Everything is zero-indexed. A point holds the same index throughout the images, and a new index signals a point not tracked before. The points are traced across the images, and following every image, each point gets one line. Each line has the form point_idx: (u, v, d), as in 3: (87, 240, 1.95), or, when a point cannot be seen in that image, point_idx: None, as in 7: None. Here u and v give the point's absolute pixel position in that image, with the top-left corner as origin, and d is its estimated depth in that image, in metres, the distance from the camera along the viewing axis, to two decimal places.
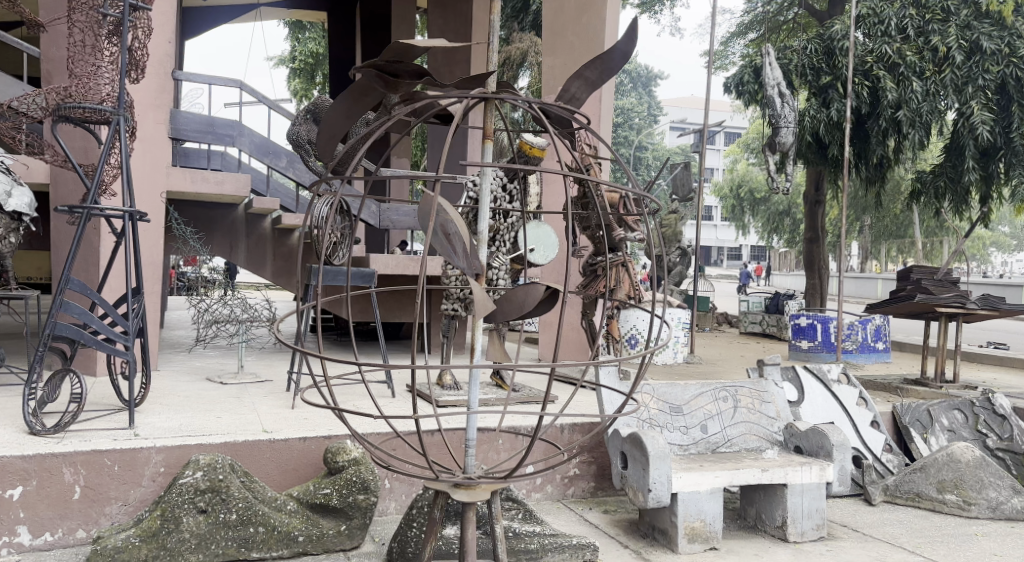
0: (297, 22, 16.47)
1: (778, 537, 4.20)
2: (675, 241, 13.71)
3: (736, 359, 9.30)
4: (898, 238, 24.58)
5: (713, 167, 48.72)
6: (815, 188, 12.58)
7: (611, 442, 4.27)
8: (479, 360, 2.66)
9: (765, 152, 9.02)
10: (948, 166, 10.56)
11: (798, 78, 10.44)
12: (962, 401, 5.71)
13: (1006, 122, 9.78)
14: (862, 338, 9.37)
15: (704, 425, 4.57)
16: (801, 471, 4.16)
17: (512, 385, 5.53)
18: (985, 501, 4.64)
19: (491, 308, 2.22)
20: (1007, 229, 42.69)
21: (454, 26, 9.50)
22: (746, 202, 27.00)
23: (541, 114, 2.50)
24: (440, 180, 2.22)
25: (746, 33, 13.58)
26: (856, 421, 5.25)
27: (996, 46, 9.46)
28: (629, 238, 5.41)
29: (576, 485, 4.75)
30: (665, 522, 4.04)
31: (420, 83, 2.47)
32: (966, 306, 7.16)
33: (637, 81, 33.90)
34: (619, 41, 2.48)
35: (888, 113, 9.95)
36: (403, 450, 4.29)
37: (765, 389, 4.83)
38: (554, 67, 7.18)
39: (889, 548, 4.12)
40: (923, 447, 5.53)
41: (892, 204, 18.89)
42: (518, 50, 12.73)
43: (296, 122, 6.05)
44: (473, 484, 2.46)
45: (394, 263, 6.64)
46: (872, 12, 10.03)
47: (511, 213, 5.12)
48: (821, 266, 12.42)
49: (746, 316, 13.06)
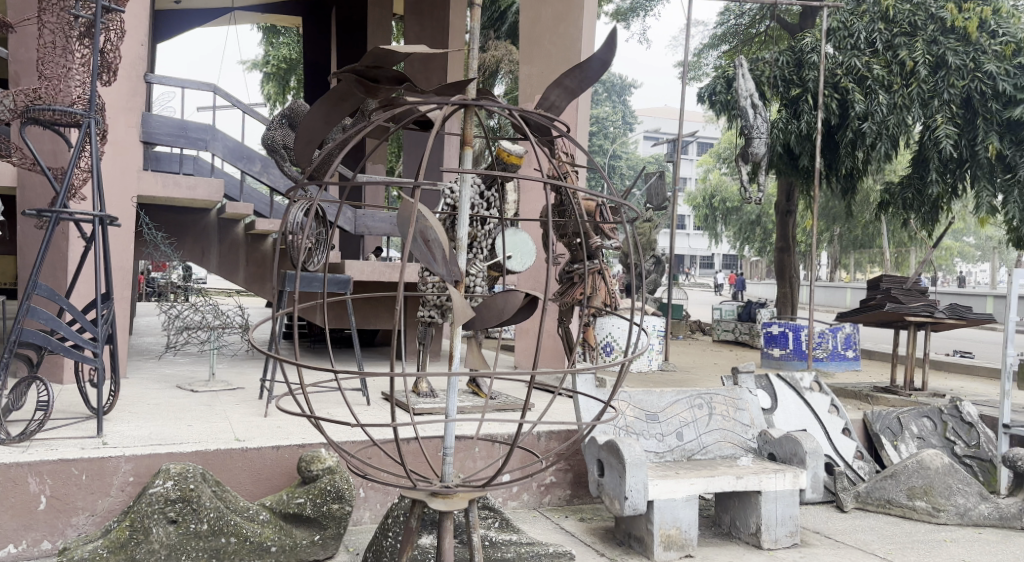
0: (270, 27, 16.48)
1: (752, 544, 4.23)
2: (649, 249, 13.80)
3: (709, 367, 9.41)
4: (868, 248, 24.97)
5: (685, 177, 49.26)
6: (786, 199, 12.72)
7: (589, 450, 4.25)
8: (458, 368, 2.60)
9: (738, 162, 9.09)
10: (915, 178, 10.70)
11: (770, 89, 10.59)
12: (930, 409, 5.80)
13: (972, 136, 9.93)
14: (833, 346, 9.50)
15: (679, 433, 4.60)
16: (775, 478, 4.20)
17: (489, 393, 5.53)
18: (953, 507, 4.73)
19: (470, 315, 2.21)
20: (972, 242, 43.57)
21: (430, 32, 9.51)
22: (719, 212, 27.29)
23: (521, 122, 2.49)
24: (420, 186, 2.20)
25: (718, 45, 13.72)
26: (828, 429, 5.31)
27: (961, 61, 9.67)
28: (605, 245, 5.41)
29: (553, 493, 4.74)
30: (640, 528, 4.05)
31: (400, 90, 2.43)
32: (933, 315, 7.25)
33: (613, 90, 34.20)
34: (598, 50, 2.49)
35: (855, 125, 10.12)
36: (379, 459, 4.32)
37: (739, 396, 4.87)
38: (532, 75, 7.17)
39: (862, 554, 4.17)
40: (893, 454, 5.58)
41: (861, 213, 19.27)
42: (494, 57, 12.84)
43: (272, 127, 6.00)
44: (451, 492, 2.43)
45: (369, 269, 6.58)
46: (842, 25, 10.25)
47: (489, 220, 5.12)
48: (792, 275, 12.56)
49: (718, 324, 13.19)
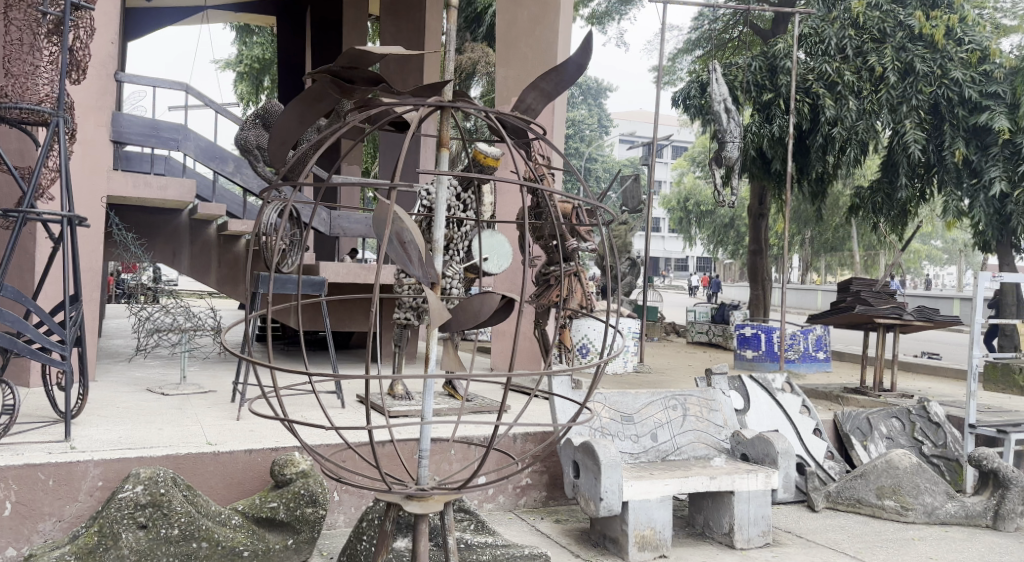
0: (244, 27, 16.35)
1: (725, 544, 4.27)
2: (625, 251, 13.83)
3: (683, 368, 9.48)
4: (839, 251, 25.33)
5: (661, 180, 49.63)
6: (759, 202, 12.84)
7: (564, 452, 4.26)
8: (434, 371, 2.58)
9: (711, 166, 9.16)
10: (884, 183, 10.94)
11: (743, 93, 10.69)
12: (899, 409, 5.90)
13: (939, 141, 10.20)
14: (804, 347, 9.63)
15: (654, 434, 4.63)
16: (748, 478, 4.24)
17: (465, 395, 5.52)
18: (921, 506, 4.80)
19: (446, 317, 2.21)
20: (939, 245, 44.40)
21: (406, 34, 9.48)
22: (693, 215, 27.54)
23: (498, 124, 2.49)
24: (395, 187, 2.19)
25: (692, 49, 13.85)
26: (799, 429, 5.37)
27: (928, 68, 9.85)
28: (581, 248, 5.42)
29: (529, 495, 4.74)
30: (615, 530, 4.07)
31: (375, 92, 2.42)
32: (902, 318, 7.37)
33: (588, 93, 34.36)
34: (574, 54, 2.50)
35: (825, 130, 10.21)
36: (354, 462, 4.29)
37: (713, 398, 4.92)
38: (509, 78, 7.15)
39: (832, 553, 4.22)
40: (863, 454, 5.65)
41: (832, 216, 19.56)
42: (470, 59, 12.85)
43: (245, 127, 5.95)
44: (426, 495, 2.41)
45: (344, 271, 6.54)
46: (814, 32, 10.31)
47: (466, 222, 5.12)
48: (764, 278, 12.70)
49: (692, 326, 13.30)
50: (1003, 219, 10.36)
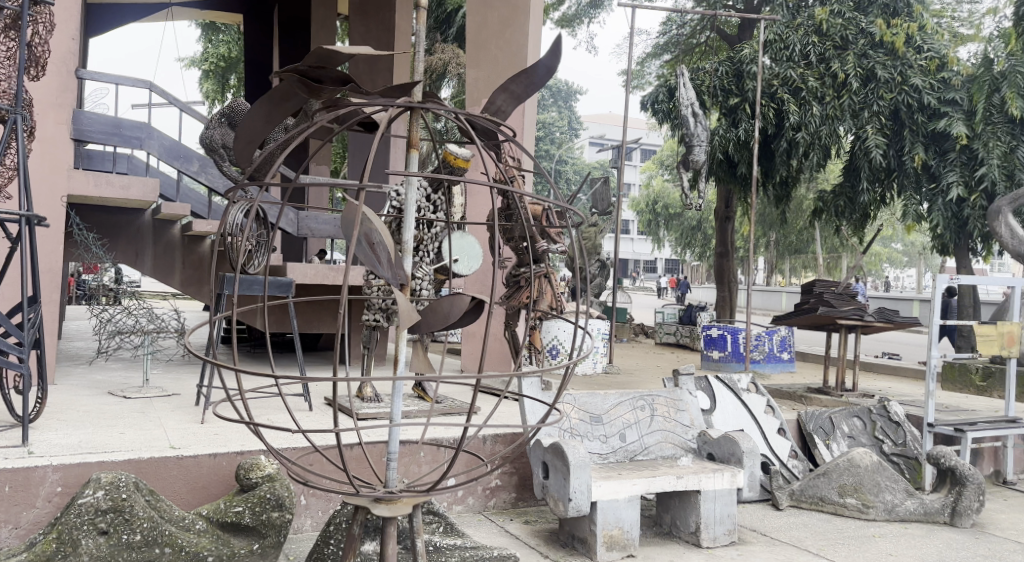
0: (210, 24, 16.13)
1: (692, 543, 4.31)
2: (595, 253, 13.87)
3: (651, 369, 9.55)
4: (803, 254, 25.76)
5: (630, 183, 50.01)
6: (726, 205, 13.00)
7: (533, 453, 4.27)
8: (403, 373, 2.57)
9: (679, 169, 9.26)
10: (846, 188, 11.17)
11: (710, 98, 10.81)
12: (860, 409, 6.02)
13: (899, 147, 10.47)
14: (769, 348, 9.78)
15: (623, 434, 4.66)
16: (714, 477, 4.29)
17: (434, 397, 5.50)
18: (882, 503, 4.89)
19: (415, 319, 2.19)
20: (899, 248, 45.35)
21: (375, 34, 9.44)
22: (661, 217, 27.80)
23: (468, 126, 2.48)
24: (364, 188, 2.17)
25: (661, 54, 13.95)
26: (764, 428, 5.45)
27: (889, 74, 10.09)
28: (551, 250, 5.44)
29: (498, 496, 4.74)
30: (583, 530, 4.09)
31: (344, 91, 2.40)
32: (863, 319, 7.51)
33: (558, 95, 34.48)
34: (544, 56, 2.51)
35: (789, 135, 10.37)
36: (321, 465, 4.26)
37: (680, 398, 4.98)
38: (479, 79, 7.14)
39: (796, 551, 4.29)
40: (826, 453, 5.75)
41: (796, 220, 19.88)
42: (440, 60, 12.83)
43: (211, 126, 5.86)
44: (394, 498, 2.39)
45: (312, 272, 6.48)
46: (778, 38, 10.51)
47: (436, 223, 5.10)
48: (730, 279, 12.85)
49: (661, 327, 13.42)
50: (960, 223, 10.44)
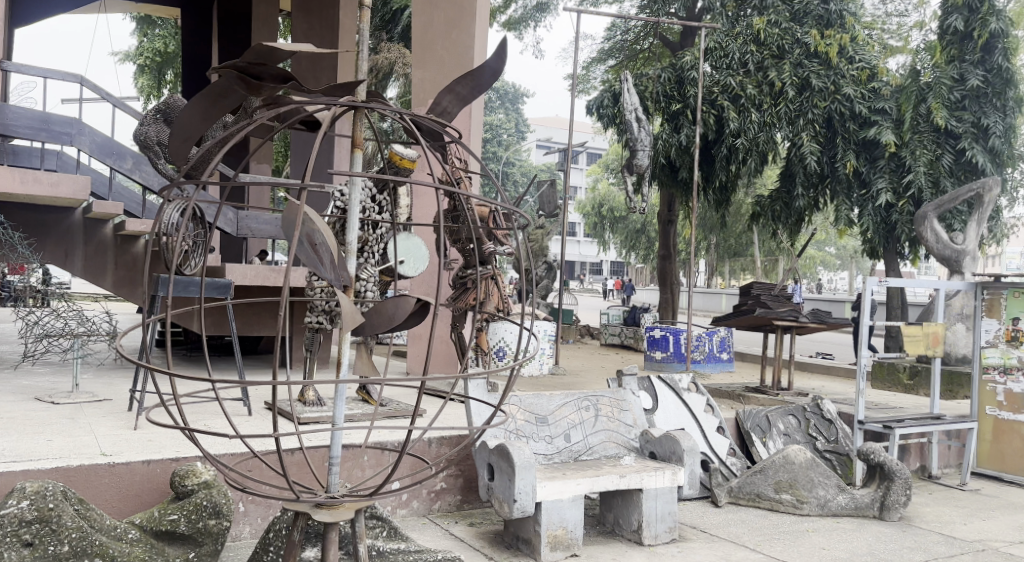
0: (146, 18, 15.65)
1: (634, 541, 4.37)
2: (541, 255, 13.92)
3: (596, 370, 9.65)
4: (742, 257, 26.39)
5: (575, 186, 50.46)
6: (668, 209, 13.23)
7: (479, 455, 4.26)
8: (346, 376, 2.53)
9: (623, 173, 9.36)
10: (783, 193, 11.51)
11: (653, 103, 11.07)
12: (795, 407, 6.20)
13: (832, 153, 10.83)
14: (709, 348, 9.98)
15: (567, 434, 4.69)
16: (655, 475, 4.36)
17: (379, 400, 5.45)
18: (815, 498, 5.04)
19: (358, 321, 2.17)
20: (832, 252, 46.85)
21: (319, 31, 9.32)
22: (607, 220, 28.13)
23: (413, 126, 2.47)
24: (306, 188, 2.13)
25: (606, 59, 14.11)
26: (704, 427, 5.56)
27: (823, 84, 10.39)
28: (497, 252, 5.44)
29: (443, 499, 4.72)
30: (528, 531, 4.10)
31: (285, 88, 2.36)
32: (798, 319, 7.73)
33: (505, 97, 34.56)
34: (490, 58, 2.50)
35: (729, 141, 10.67)
36: (260, 471, 4.18)
37: (624, 398, 5.04)
38: (425, 80, 7.09)
39: (734, 547, 4.38)
40: (763, 451, 5.90)
41: (736, 223, 20.36)
42: (386, 60, 12.74)
43: (145, 123, 5.68)
44: (337, 503, 2.36)
45: (252, 273, 6.34)
46: (718, 46, 10.80)
47: (381, 224, 5.05)
48: (673, 281, 13.06)
49: (606, 329, 13.56)
50: (889, 227, 10.83)
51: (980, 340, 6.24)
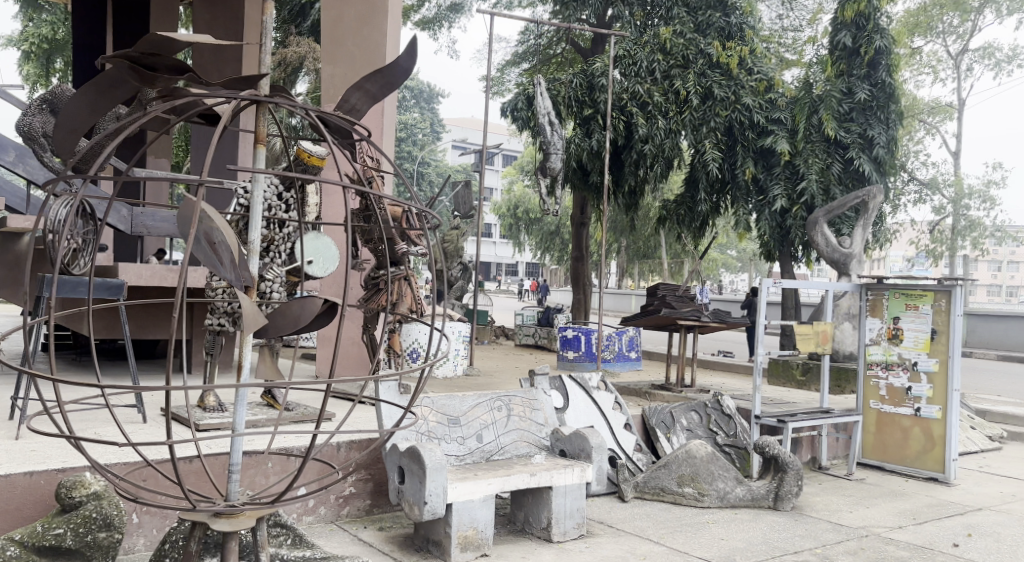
0: (34, 1, 14.76)
1: (543, 538, 4.40)
2: (456, 256, 13.84)
3: (509, 371, 9.69)
4: (652, 258, 27.07)
5: (489, 186, 50.63)
6: (581, 212, 13.44)
7: (389, 458, 4.19)
8: (248, 380, 2.44)
9: (537, 176, 9.39)
10: (687, 198, 11.85)
11: (565, 109, 11.11)
12: (697, 403, 6.41)
13: (732, 160, 11.21)
14: (619, 348, 10.18)
15: (479, 435, 4.68)
16: (565, 473, 4.41)
17: (284, 404, 5.30)
18: (715, 491, 5.21)
19: (261, 322, 2.10)
20: (735, 255, 48.67)
21: (223, 21, 9.01)
22: (522, 222, 28.37)
23: (319, 123, 2.41)
24: (205, 184, 2.04)
25: (520, 62, 14.22)
26: (612, 424, 5.66)
27: (724, 93, 10.77)
28: (410, 252, 5.36)
29: (351, 504, 4.63)
30: (438, 533, 4.07)
31: (182, 80, 2.25)
32: (701, 319, 7.98)
33: (419, 97, 34.34)
34: (401, 57, 2.47)
35: (638, 147, 10.86)
36: (155, 480, 3.99)
37: (535, 397, 5.08)
38: (335, 76, 7.00)
39: (639, 540, 4.48)
40: (667, 446, 6.06)
41: (646, 226, 20.88)
42: (295, 54, 12.45)
43: (29, 112, 5.33)
44: (236, 511, 2.28)
45: (148, 273, 6.06)
46: (628, 54, 10.90)
47: (288, 223, 4.90)
48: (586, 282, 13.25)
49: (520, 330, 13.64)
50: (783, 231, 11.40)
51: (865, 337, 6.63)
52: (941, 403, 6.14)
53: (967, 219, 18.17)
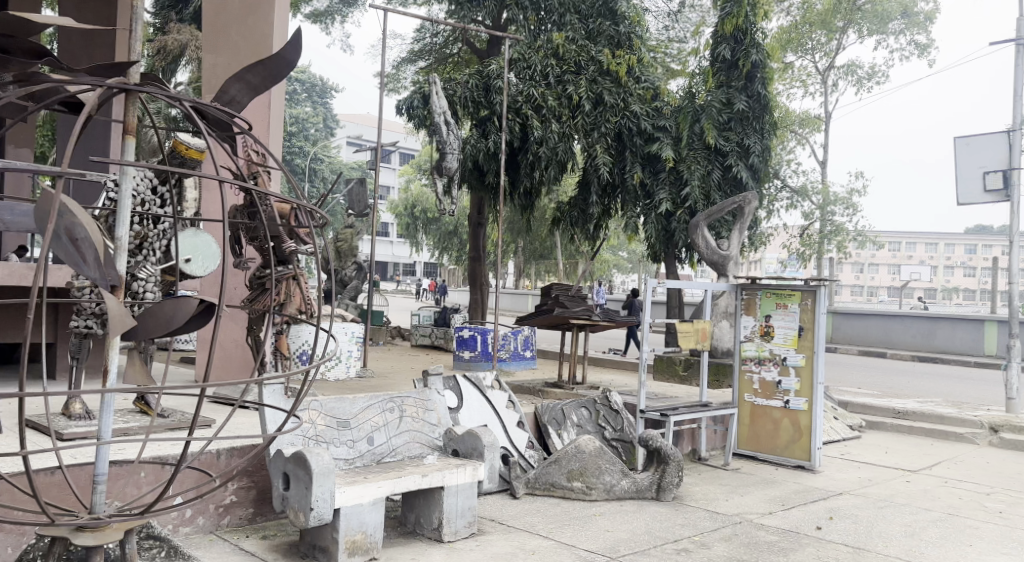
0: None
1: (434, 539, 4.38)
2: (349, 255, 13.61)
3: (404, 372, 9.59)
4: (547, 258, 27.47)
5: (385, 185, 50.01)
6: (477, 212, 13.46)
7: (274, 463, 4.06)
8: (116, 385, 2.30)
9: (433, 175, 9.31)
10: (579, 201, 12.05)
11: (461, 109, 11.10)
12: (587, 400, 6.55)
13: (621, 166, 11.45)
14: (514, 347, 10.26)
15: (370, 437, 4.60)
16: (456, 473, 4.40)
17: (161, 410, 5.04)
18: (602, 484, 5.34)
19: (129, 325, 1.98)
20: (626, 256, 50.01)
21: (93, 4, 8.46)
22: (420, 221, 28.21)
23: (196, 114, 2.29)
24: (64, 175, 1.90)
25: (415, 60, 14.11)
26: (505, 422, 5.70)
27: (614, 101, 11.06)
28: (300, 251, 5.13)
29: (233, 513, 4.45)
30: (325, 539, 3.97)
31: (40, 64, 2.09)
32: (591, 318, 8.15)
33: (312, 91, 33.51)
34: (284, 47, 2.37)
35: (533, 149, 10.93)
36: (11, 495, 3.71)
37: (429, 398, 5.04)
38: (216, 65, 6.74)
39: (528, 536, 4.53)
40: (558, 442, 6.15)
41: (542, 227, 21.16)
42: (176, 41, 11.89)
43: None
44: (102, 524, 2.14)
45: (5, 272, 5.63)
46: (521, 57, 11.11)
47: (162, 219, 4.68)
48: (483, 283, 13.27)
49: (416, 330, 13.53)
50: (668, 233, 11.64)
51: (740, 335, 6.96)
52: (807, 395, 6.51)
53: (833, 224, 19.35)
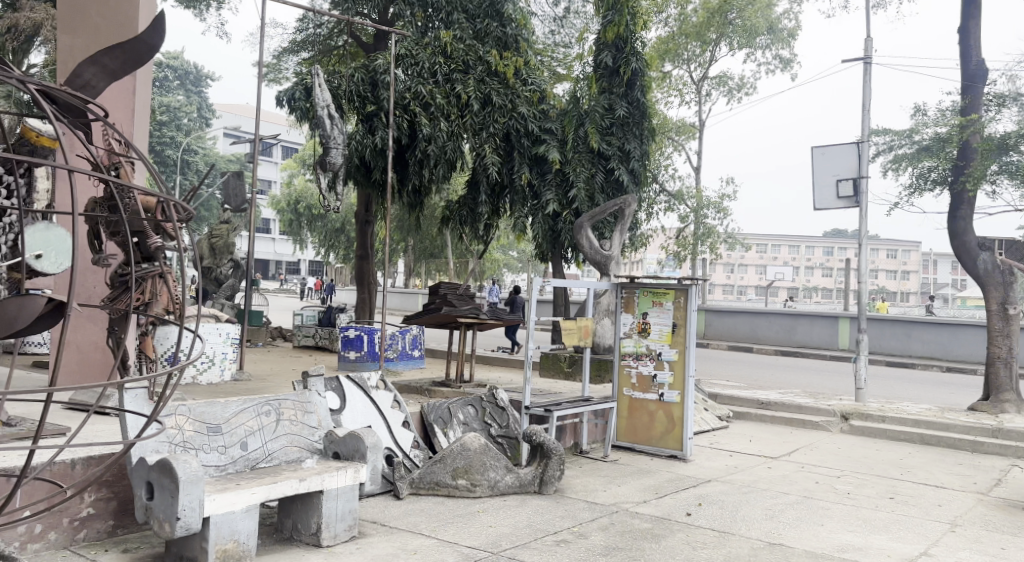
0: None
1: (312, 544, 4.25)
2: (225, 252, 13.05)
3: (285, 373, 9.28)
4: (436, 257, 27.33)
5: (267, 180, 48.32)
6: (365, 210, 13.23)
7: (136, 473, 3.82)
8: None
9: (315, 170, 9.06)
10: (468, 200, 12.09)
11: (346, 103, 10.84)
12: (473, 398, 6.54)
13: (510, 165, 11.57)
14: (402, 346, 10.14)
15: (244, 442, 4.41)
16: (336, 475, 4.29)
17: (9, 418, 4.64)
18: (486, 481, 5.34)
19: None
20: (514, 255, 50.45)
21: None
22: (304, 218, 27.41)
23: (42, 98, 2.12)
24: None
25: (297, 52, 13.67)
26: (389, 423, 5.61)
27: (502, 101, 11.13)
28: (168, 248, 4.87)
29: (90, 527, 4.16)
30: (193, 549, 3.78)
31: None
32: (478, 316, 8.15)
33: (186, 80, 31.91)
34: (144, 30, 2.23)
35: (421, 147, 10.84)
36: None
37: (309, 400, 4.90)
38: (75, 48, 6.32)
39: (410, 535, 4.47)
40: (444, 441, 6.11)
41: (429, 226, 21.02)
42: (29, 20, 11.01)
43: None
44: None
45: None
46: (408, 53, 10.93)
47: (9, 212, 4.30)
48: (370, 281, 13.05)
49: (299, 330, 13.13)
50: (555, 235, 11.89)
51: (619, 331, 7.15)
52: (680, 389, 6.77)
53: (706, 226, 20.18)
